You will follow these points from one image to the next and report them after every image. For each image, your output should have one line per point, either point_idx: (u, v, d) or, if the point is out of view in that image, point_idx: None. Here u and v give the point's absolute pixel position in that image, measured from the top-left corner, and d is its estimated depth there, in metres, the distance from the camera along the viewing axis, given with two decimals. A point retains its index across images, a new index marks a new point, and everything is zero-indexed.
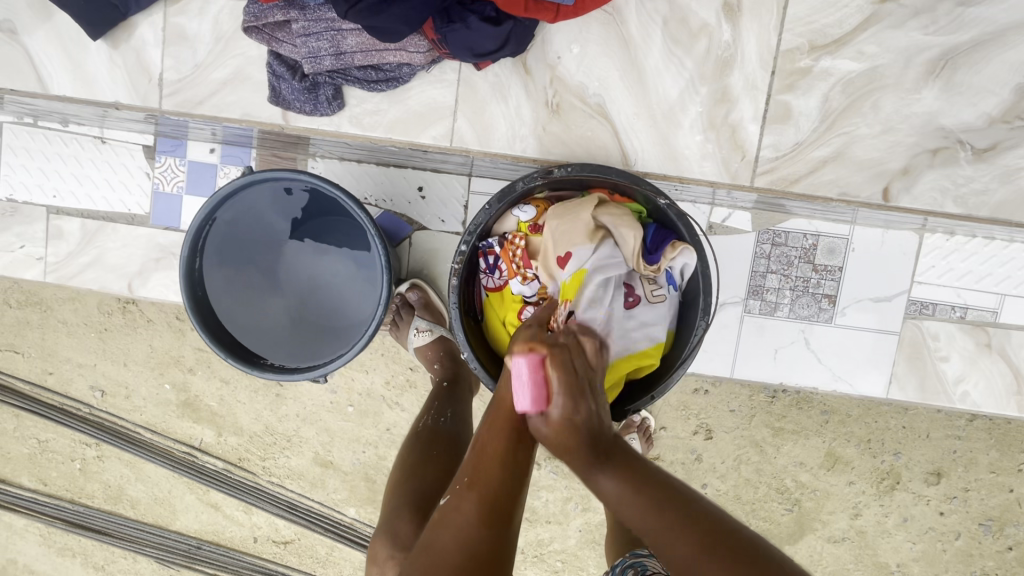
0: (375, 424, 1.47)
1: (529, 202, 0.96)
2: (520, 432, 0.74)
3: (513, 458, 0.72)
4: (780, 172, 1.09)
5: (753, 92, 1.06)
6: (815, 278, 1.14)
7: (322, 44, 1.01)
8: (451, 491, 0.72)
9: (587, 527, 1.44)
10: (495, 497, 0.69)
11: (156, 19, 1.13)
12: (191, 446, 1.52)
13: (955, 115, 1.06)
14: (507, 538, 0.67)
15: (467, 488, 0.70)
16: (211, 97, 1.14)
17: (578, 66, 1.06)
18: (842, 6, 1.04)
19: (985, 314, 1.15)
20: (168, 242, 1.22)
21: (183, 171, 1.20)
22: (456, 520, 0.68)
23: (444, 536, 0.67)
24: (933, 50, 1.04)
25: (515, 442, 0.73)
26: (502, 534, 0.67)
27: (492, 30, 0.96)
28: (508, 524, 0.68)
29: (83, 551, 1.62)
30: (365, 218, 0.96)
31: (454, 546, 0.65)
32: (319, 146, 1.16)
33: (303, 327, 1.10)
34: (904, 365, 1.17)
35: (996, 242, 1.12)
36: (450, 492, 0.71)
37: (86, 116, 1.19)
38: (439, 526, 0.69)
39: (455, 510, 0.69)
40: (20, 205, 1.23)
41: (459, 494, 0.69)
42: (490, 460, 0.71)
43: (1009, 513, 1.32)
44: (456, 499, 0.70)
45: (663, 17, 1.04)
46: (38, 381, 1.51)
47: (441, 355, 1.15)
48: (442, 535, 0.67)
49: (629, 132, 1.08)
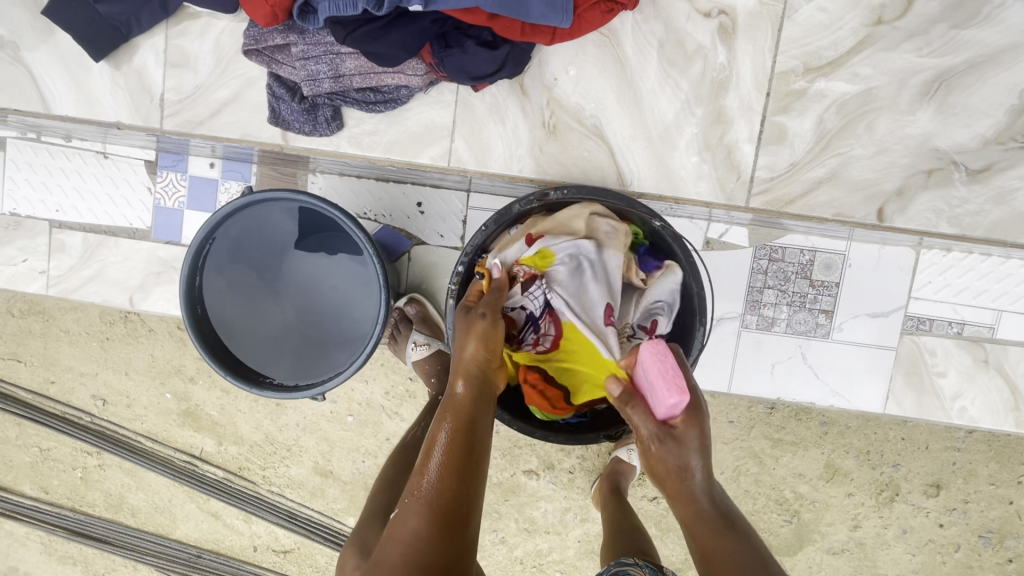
0: (374, 433, 1.47)
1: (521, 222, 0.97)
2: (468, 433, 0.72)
3: (460, 463, 0.69)
4: (776, 192, 1.10)
5: (748, 114, 1.07)
6: (813, 293, 1.14)
7: (320, 67, 1.01)
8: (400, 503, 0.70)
9: (585, 538, 1.44)
10: (445, 504, 0.67)
11: (158, 39, 1.14)
12: (192, 455, 1.53)
13: (950, 136, 1.06)
14: (463, 543, 0.66)
15: (414, 501, 0.68)
16: (211, 117, 1.15)
17: (575, 88, 1.07)
18: (836, 28, 1.04)
19: (982, 329, 1.15)
20: (169, 257, 1.23)
21: (184, 186, 1.21)
22: (406, 534, 0.66)
23: (397, 551, 0.65)
24: (927, 72, 1.04)
25: (461, 445, 0.71)
26: (457, 540, 0.66)
27: (489, 54, 0.96)
28: (460, 527, 0.66)
29: (84, 559, 1.63)
30: (363, 236, 0.97)
31: (404, 558, 0.64)
32: (319, 162, 1.16)
33: (304, 344, 1.10)
34: (902, 381, 1.17)
35: (993, 258, 1.12)
36: (399, 506, 0.70)
37: (89, 133, 1.21)
38: (390, 542, 0.67)
39: (404, 524, 0.67)
40: (23, 219, 1.25)
41: (407, 508, 0.67)
42: (436, 472, 0.69)
43: (1009, 525, 1.32)
44: (403, 514, 0.68)
45: (658, 40, 1.05)
46: (40, 390, 1.52)
47: (438, 369, 1.16)
48: (393, 550, 0.66)
49: (625, 153, 1.08)
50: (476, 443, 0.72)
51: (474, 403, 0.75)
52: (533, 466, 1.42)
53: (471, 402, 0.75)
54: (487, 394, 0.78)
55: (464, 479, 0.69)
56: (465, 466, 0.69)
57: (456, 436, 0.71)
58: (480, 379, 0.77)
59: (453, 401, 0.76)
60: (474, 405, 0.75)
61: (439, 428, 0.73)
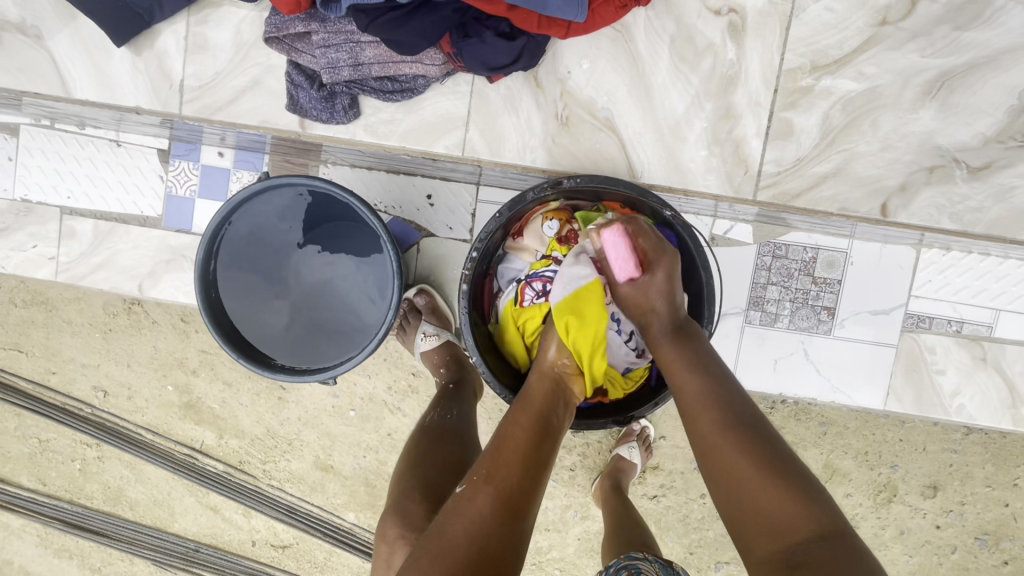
0: (376, 428, 1.48)
1: (551, 216, 0.97)
2: (542, 427, 0.79)
3: (530, 456, 0.75)
4: (782, 186, 1.12)
5: (756, 109, 1.09)
6: (815, 290, 1.16)
7: (341, 55, 1.03)
8: (467, 481, 0.73)
9: (585, 535, 1.45)
10: (511, 492, 0.71)
11: (179, 27, 1.16)
12: (192, 448, 1.53)
13: (952, 135, 1.09)
14: (520, 538, 0.69)
15: (484, 481, 0.72)
16: (229, 104, 1.16)
17: (587, 81, 1.09)
18: (843, 28, 1.07)
19: (980, 327, 1.18)
20: (180, 245, 1.24)
21: (196, 175, 1.22)
22: (473, 511, 0.69)
23: (459, 525, 0.68)
24: (931, 72, 1.07)
25: (530, 441, 0.77)
26: (519, 528, 0.69)
27: (507, 45, 0.99)
28: (521, 517, 0.70)
29: (80, 553, 1.62)
30: (377, 223, 0.98)
31: (465, 534, 0.67)
32: (331, 153, 1.18)
33: (316, 331, 1.12)
34: (901, 378, 1.19)
35: (991, 258, 1.15)
36: (465, 483, 0.73)
37: (103, 120, 1.22)
38: (453, 514, 0.69)
39: (470, 502, 0.70)
40: (34, 205, 1.26)
41: (478, 487, 0.71)
42: (507, 457, 0.74)
43: (1005, 527, 1.34)
44: (471, 490, 0.71)
45: (670, 36, 1.08)
46: (41, 380, 1.52)
47: (447, 360, 1.17)
48: (454, 523, 0.68)
49: (636, 146, 1.10)
50: (544, 444, 0.78)
51: (547, 404, 0.83)
52: None
53: (546, 405, 0.83)
54: (560, 398, 0.85)
55: (533, 475, 0.74)
56: (536, 460, 0.75)
57: (530, 434, 0.78)
58: (553, 382, 0.86)
59: (529, 400, 0.83)
60: (548, 406, 0.83)
61: (513, 422, 0.79)
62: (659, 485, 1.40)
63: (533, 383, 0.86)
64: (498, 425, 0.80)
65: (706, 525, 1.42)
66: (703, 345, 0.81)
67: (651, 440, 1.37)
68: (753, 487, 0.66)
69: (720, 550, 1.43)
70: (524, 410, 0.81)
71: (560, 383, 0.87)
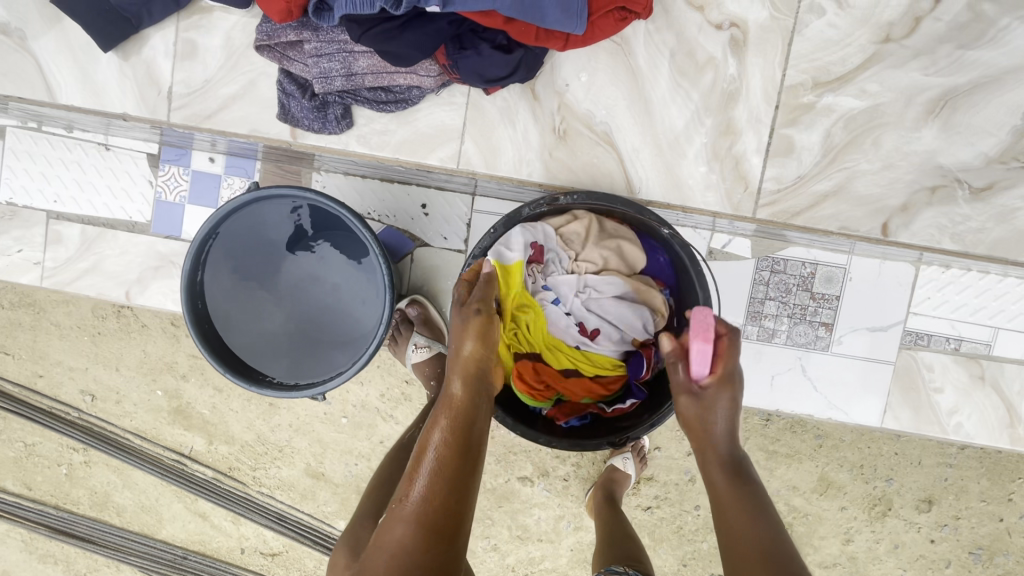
0: (368, 436, 1.46)
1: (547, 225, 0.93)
2: (464, 429, 0.73)
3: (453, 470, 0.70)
4: (782, 204, 1.11)
5: (757, 125, 1.08)
6: (813, 306, 1.15)
7: (333, 65, 1.01)
8: (389, 509, 0.70)
9: (578, 546, 1.44)
10: (434, 516, 0.67)
11: (170, 32, 1.13)
12: (181, 454, 1.50)
13: (954, 154, 1.08)
14: (449, 557, 0.66)
15: (402, 508, 0.69)
16: (221, 110, 1.14)
17: (585, 95, 1.08)
18: (846, 44, 1.06)
19: (978, 346, 1.17)
20: (169, 251, 1.22)
21: (187, 180, 1.20)
22: (395, 543, 0.66)
23: (382, 560, 0.66)
24: (934, 90, 1.06)
25: (451, 452, 0.71)
26: (447, 551, 0.66)
27: (503, 58, 0.97)
28: (447, 539, 0.67)
29: (65, 558, 1.59)
30: (369, 236, 0.96)
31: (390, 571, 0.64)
32: (324, 161, 1.16)
33: (305, 344, 1.09)
34: (899, 395, 1.18)
35: (991, 276, 1.14)
36: (389, 510, 0.70)
37: (91, 123, 1.19)
38: (376, 548, 0.68)
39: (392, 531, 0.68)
40: (20, 208, 1.23)
41: (397, 514, 0.68)
42: (429, 476, 0.69)
43: (999, 543, 1.33)
44: (393, 520, 0.68)
45: (671, 50, 1.06)
46: (28, 383, 1.49)
47: (438, 372, 1.15)
48: (380, 559, 0.66)
49: (635, 160, 1.09)
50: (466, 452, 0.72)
51: (468, 404, 0.75)
52: (528, 473, 1.41)
53: (464, 402, 0.75)
54: (484, 386, 0.78)
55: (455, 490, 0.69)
56: (458, 476, 0.70)
57: (448, 445, 0.71)
58: (472, 379, 0.76)
59: (450, 402, 0.76)
60: (471, 406, 0.75)
61: (432, 432, 0.73)
62: (653, 497, 1.39)
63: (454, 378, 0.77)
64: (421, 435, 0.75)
65: (700, 537, 1.40)
66: (755, 482, 0.75)
67: (645, 452, 1.34)
68: None
69: (713, 563, 1.42)
70: (446, 413, 0.75)
71: (482, 375, 0.78)
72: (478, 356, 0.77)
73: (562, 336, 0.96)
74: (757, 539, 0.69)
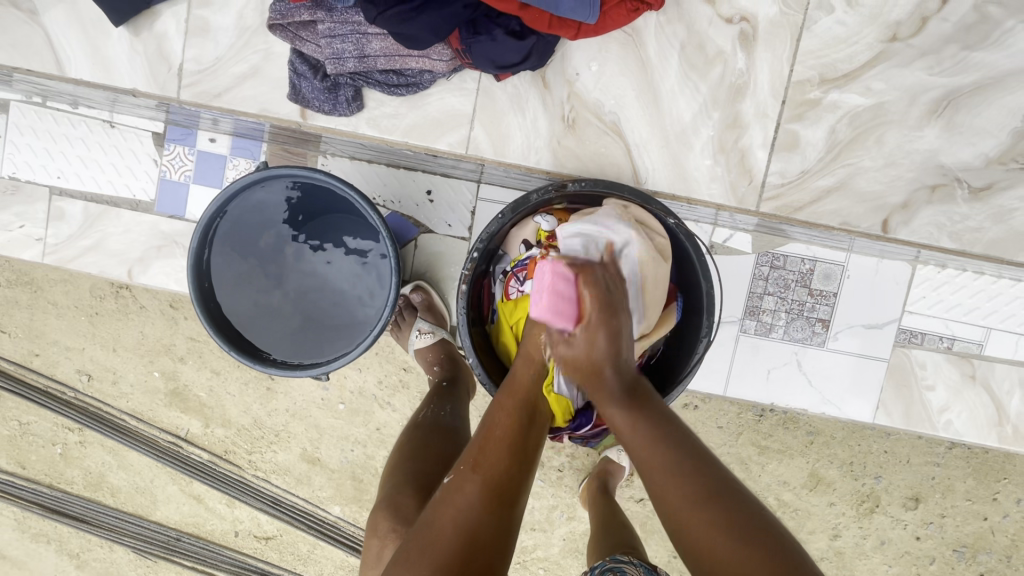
0: (365, 423, 1.47)
1: (556, 213, 0.98)
2: (529, 414, 0.81)
3: (519, 447, 0.76)
4: (787, 199, 1.12)
5: (763, 120, 1.09)
6: (811, 302, 1.17)
7: (346, 46, 1.01)
8: (454, 471, 0.74)
9: (570, 536, 1.45)
10: (499, 483, 0.71)
11: (181, 9, 1.13)
12: (177, 436, 1.51)
13: (956, 154, 1.10)
14: (508, 527, 0.69)
15: (472, 470, 0.72)
16: (229, 91, 1.14)
17: (595, 84, 1.08)
18: (853, 42, 1.07)
19: (971, 345, 1.19)
20: (172, 231, 1.22)
21: (192, 160, 1.20)
22: (460, 499, 0.70)
23: (448, 515, 0.68)
24: (937, 90, 1.08)
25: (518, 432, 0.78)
26: (507, 519, 0.70)
27: (516, 44, 0.97)
28: (509, 510, 0.70)
29: (58, 538, 1.59)
30: (376, 218, 0.97)
31: (455, 525, 0.67)
32: (330, 144, 1.17)
33: (308, 325, 1.09)
34: (891, 392, 1.20)
35: (985, 277, 1.16)
36: (454, 472, 0.74)
37: (97, 99, 1.19)
38: (441, 504, 0.70)
39: (458, 491, 0.71)
40: (23, 184, 1.22)
41: (465, 474, 0.72)
42: (495, 445, 0.75)
43: (982, 541, 1.36)
44: (459, 480, 0.72)
45: (681, 42, 1.07)
46: (23, 362, 1.49)
47: (441, 358, 1.16)
48: (444, 514, 0.69)
49: (642, 151, 1.10)
50: (531, 435, 0.79)
51: (531, 391, 0.84)
52: None
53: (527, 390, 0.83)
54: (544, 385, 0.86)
55: (520, 463, 0.75)
56: (524, 453, 0.76)
57: (517, 423, 0.78)
58: (542, 368, 0.86)
59: (515, 387, 0.84)
60: (534, 392, 0.84)
61: (499, 409, 0.80)
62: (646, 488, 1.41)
63: (521, 370, 0.86)
64: (485, 414, 0.80)
65: None
66: (660, 407, 0.76)
67: None
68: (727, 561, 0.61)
69: None
70: (511, 396, 0.82)
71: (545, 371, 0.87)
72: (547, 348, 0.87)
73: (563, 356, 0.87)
74: (687, 468, 0.67)
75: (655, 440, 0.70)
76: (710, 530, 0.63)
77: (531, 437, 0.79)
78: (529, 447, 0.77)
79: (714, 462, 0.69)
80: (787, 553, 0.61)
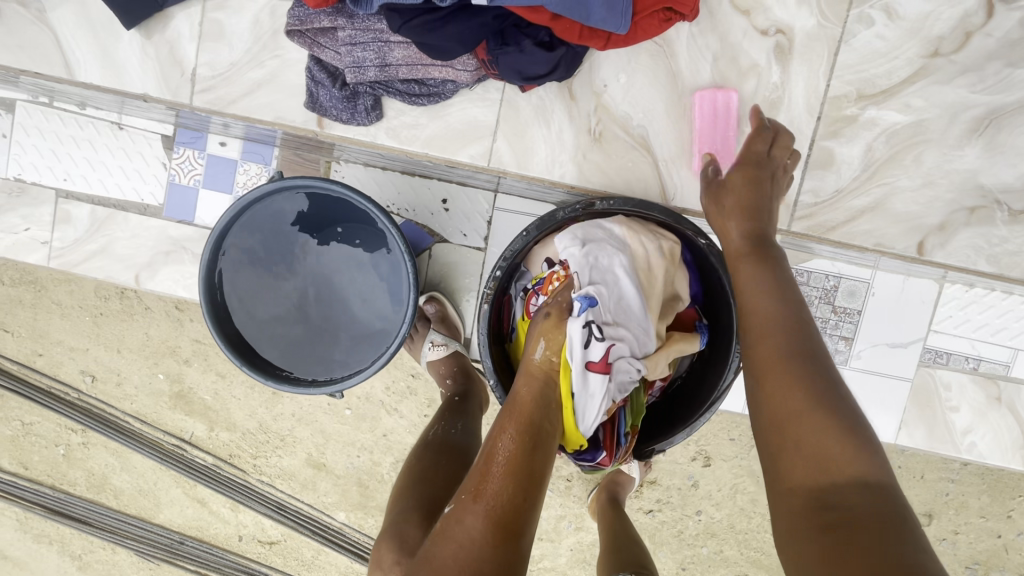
0: (371, 429, 1.45)
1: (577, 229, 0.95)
2: (533, 439, 0.74)
3: (524, 470, 0.70)
4: (819, 217, 1.09)
5: (797, 136, 1.06)
6: (834, 319, 1.14)
7: (367, 54, 0.98)
8: (455, 501, 0.70)
9: (578, 547, 1.43)
10: (504, 515, 0.67)
11: (195, 12, 1.10)
12: (181, 439, 1.48)
13: (995, 175, 1.06)
14: (515, 562, 0.65)
15: (473, 501, 0.68)
16: (244, 97, 1.11)
17: (624, 96, 1.05)
18: (892, 57, 1.03)
19: (997, 366, 1.16)
20: (181, 236, 1.19)
21: (201, 164, 1.17)
22: (460, 533, 0.66)
23: (448, 551, 0.65)
24: (979, 108, 1.04)
25: (522, 456, 0.71)
26: (512, 554, 0.65)
27: (545, 55, 0.94)
28: (514, 544, 0.66)
29: (59, 539, 1.57)
30: (393, 232, 0.95)
31: (456, 562, 0.64)
32: (345, 151, 1.14)
33: (320, 337, 1.06)
34: (914, 412, 1.17)
35: (1015, 296, 1.13)
36: (454, 502, 0.70)
37: (105, 102, 1.16)
38: (442, 537, 0.67)
39: (458, 523, 0.67)
40: (29, 185, 1.19)
41: (465, 505, 0.68)
42: (497, 472, 0.70)
43: (996, 558, 1.33)
44: (460, 512, 0.68)
45: (713, 54, 1.04)
46: (26, 361, 1.46)
47: (454, 371, 1.13)
48: (444, 548, 0.65)
49: (670, 167, 1.07)
50: (536, 460, 0.72)
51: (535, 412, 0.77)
52: None
53: (531, 411, 0.77)
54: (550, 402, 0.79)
55: (525, 490, 0.69)
56: (529, 477, 0.70)
57: (520, 445, 0.72)
58: (543, 382, 0.80)
59: (517, 406, 0.77)
60: (538, 411, 0.77)
61: (503, 433, 0.74)
62: (655, 500, 1.38)
63: (521, 388, 0.79)
64: (487, 437, 0.75)
65: (700, 543, 1.39)
66: (782, 272, 0.78)
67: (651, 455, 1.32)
68: (801, 418, 0.64)
69: (713, 569, 1.41)
70: (515, 416, 0.76)
71: (550, 382, 0.81)
72: (549, 361, 0.81)
73: (578, 367, 0.81)
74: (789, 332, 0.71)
75: (769, 300, 0.75)
76: (792, 414, 0.65)
77: (537, 460, 0.72)
78: (535, 472, 0.71)
79: (840, 386, 0.66)
80: (866, 438, 0.62)
